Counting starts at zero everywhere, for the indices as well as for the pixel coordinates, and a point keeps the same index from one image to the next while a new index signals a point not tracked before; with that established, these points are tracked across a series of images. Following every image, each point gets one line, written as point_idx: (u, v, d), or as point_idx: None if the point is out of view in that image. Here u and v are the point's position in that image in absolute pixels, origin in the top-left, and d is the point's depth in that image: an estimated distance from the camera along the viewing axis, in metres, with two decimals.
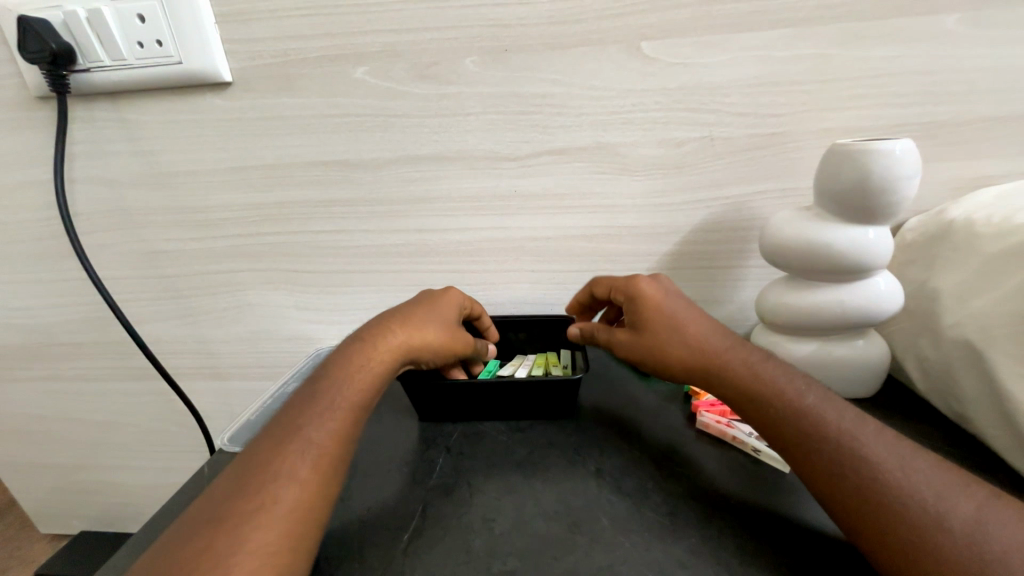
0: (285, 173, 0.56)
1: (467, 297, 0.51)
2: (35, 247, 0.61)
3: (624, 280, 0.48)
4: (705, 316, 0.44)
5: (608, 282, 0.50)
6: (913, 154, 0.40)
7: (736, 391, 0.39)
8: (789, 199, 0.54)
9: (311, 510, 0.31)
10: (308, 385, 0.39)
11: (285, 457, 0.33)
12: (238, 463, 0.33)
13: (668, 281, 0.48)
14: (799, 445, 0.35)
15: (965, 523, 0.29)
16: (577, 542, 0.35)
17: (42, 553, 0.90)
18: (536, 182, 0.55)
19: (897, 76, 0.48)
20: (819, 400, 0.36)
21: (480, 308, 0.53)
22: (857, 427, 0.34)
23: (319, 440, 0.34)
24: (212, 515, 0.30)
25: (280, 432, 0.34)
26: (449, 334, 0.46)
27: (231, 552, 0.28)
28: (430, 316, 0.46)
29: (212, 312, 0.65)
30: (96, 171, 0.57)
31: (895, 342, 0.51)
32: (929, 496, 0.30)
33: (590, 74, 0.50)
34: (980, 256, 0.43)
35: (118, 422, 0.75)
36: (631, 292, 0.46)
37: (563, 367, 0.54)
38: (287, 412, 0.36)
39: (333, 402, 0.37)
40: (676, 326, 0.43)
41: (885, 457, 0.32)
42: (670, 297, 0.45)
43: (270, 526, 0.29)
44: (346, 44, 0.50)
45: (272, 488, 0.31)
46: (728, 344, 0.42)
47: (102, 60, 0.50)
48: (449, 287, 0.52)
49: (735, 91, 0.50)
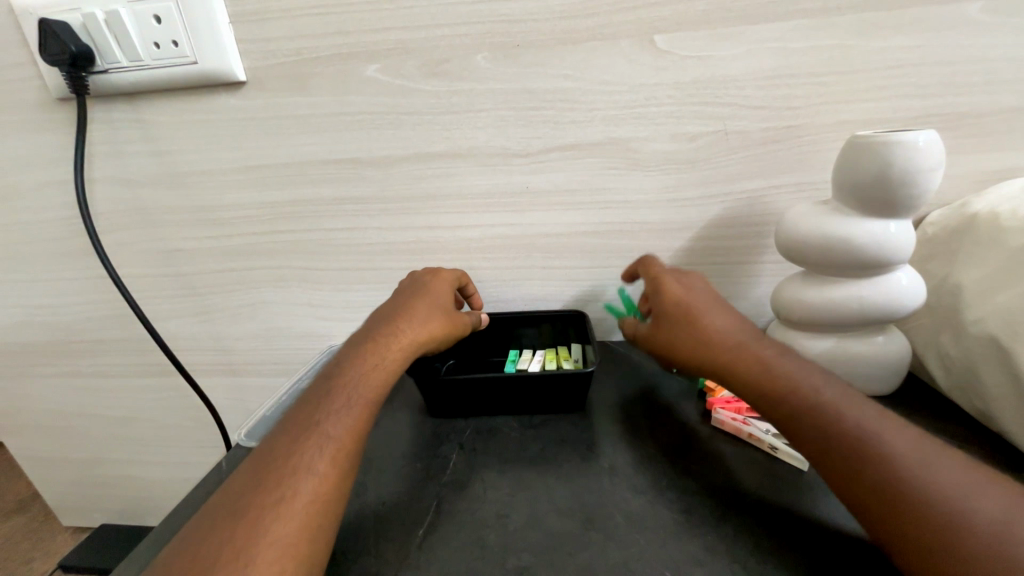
0: (298, 171, 0.57)
1: (455, 275, 0.53)
2: (56, 246, 0.63)
3: (653, 268, 0.50)
4: (728, 311, 0.44)
5: (643, 267, 0.52)
6: (936, 145, 0.39)
7: (749, 389, 0.39)
8: (805, 193, 0.53)
9: (329, 504, 0.32)
10: (321, 381, 0.40)
11: (303, 452, 0.34)
12: (253, 461, 0.34)
13: (696, 275, 0.48)
14: (812, 442, 0.34)
15: (989, 523, 0.28)
16: (592, 538, 0.35)
17: (66, 544, 0.92)
18: (546, 177, 0.55)
19: (917, 67, 0.47)
20: (837, 395, 0.36)
21: (466, 277, 0.55)
22: (875, 424, 0.34)
23: (334, 435, 0.35)
24: (231, 511, 0.31)
25: (295, 428, 0.36)
26: (449, 321, 0.47)
27: (253, 545, 0.29)
28: (431, 307, 0.47)
29: (227, 309, 0.66)
30: (115, 172, 0.58)
31: (916, 338, 0.50)
32: (950, 494, 0.29)
33: (602, 68, 0.50)
34: (1006, 250, 0.42)
35: (136, 418, 0.77)
36: (654, 281, 0.48)
37: (574, 362, 0.53)
38: (300, 407, 0.37)
39: (348, 398, 0.38)
40: (693, 322, 0.43)
41: (904, 455, 0.32)
42: (692, 289, 0.46)
43: (290, 520, 0.31)
44: (358, 42, 0.51)
45: (291, 483, 0.32)
46: (746, 340, 0.41)
47: (119, 61, 0.51)
48: (437, 270, 0.53)
49: (751, 84, 0.49)
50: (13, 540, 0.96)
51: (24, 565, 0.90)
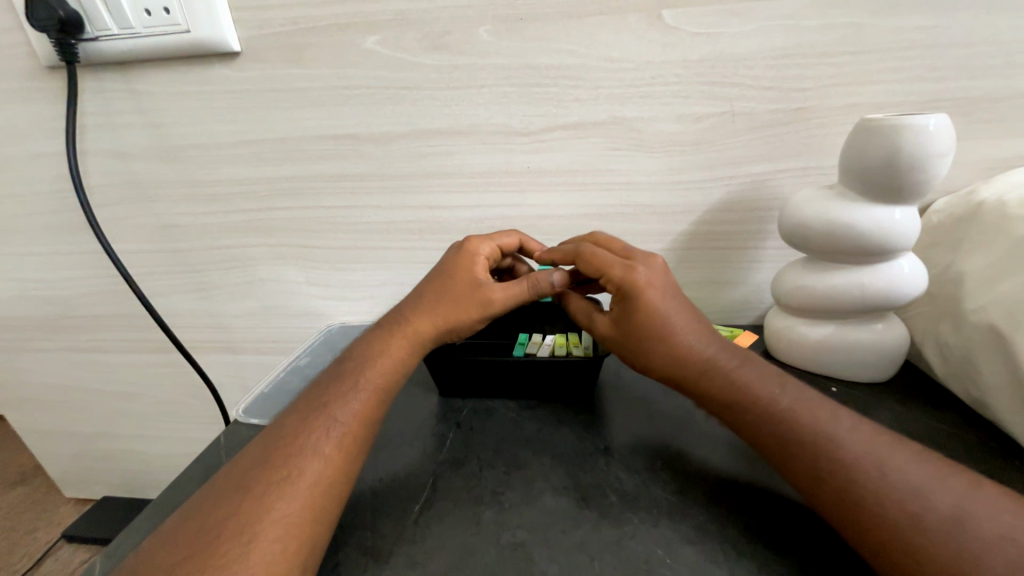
0: (295, 146, 0.56)
1: (490, 244, 0.46)
2: (50, 220, 0.62)
3: (615, 269, 0.41)
4: (694, 314, 0.41)
5: (589, 261, 0.42)
6: (947, 130, 0.38)
7: (716, 402, 0.38)
8: (810, 177, 0.52)
9: (335, 485, 0.33)
10: (337, 368, 0.41)
11: (311, 433, 0.35)
12: (261, 441, 0.35)
13: (660, 265, 0.41)
14: (779, 446, 0.35)
15: (944, 519, 0.29)
16: (586, 516, 0.36)
17: (68, 516, 0.94)
18: (549, 157, 0.54)
19: (932, 48, 0.46)
20: (794, 402, 0.36)
21: (519, 240, 0.48)
22: (836, 424, 0.34)
23: (341, 418, 0.36)
24: (238, 485, 0.32)
25: (306, 411, 0.36)
26: (458, 303, 0.43)
27: (258, 520, 0.29)
28: (435, 297, 0.43)
29: (224, 287, 0.65)
30: (108, 144, 0.57)
31: (915, 326, 0.50)
32: (909, 493, 0.30)
33: (608, 44, 0.48)
34: (1011, 239, 0.41)
35: (135, 393, 0.77)
36: (625, 290, 0.40)
37: (585, 348, 0.49)
38: (311, 395, 0.38)
39: (354, 385, 0.38)
40: (668, 336, 0.39)
41: (864, 454, 0.32)
42: (664, 294, 0.40)
43: (295, 499, 0.31)
44: (357, 13, 0.49)
45: (297, 462, 0.33)
46: (711, 352, 0.39)
47: (109, 28, 0.49)
48: (466, 242, 0.46)
49: (760, 63, 0.48)
50: (18, 511, 0.98)
51: (28, 535, 0.92)
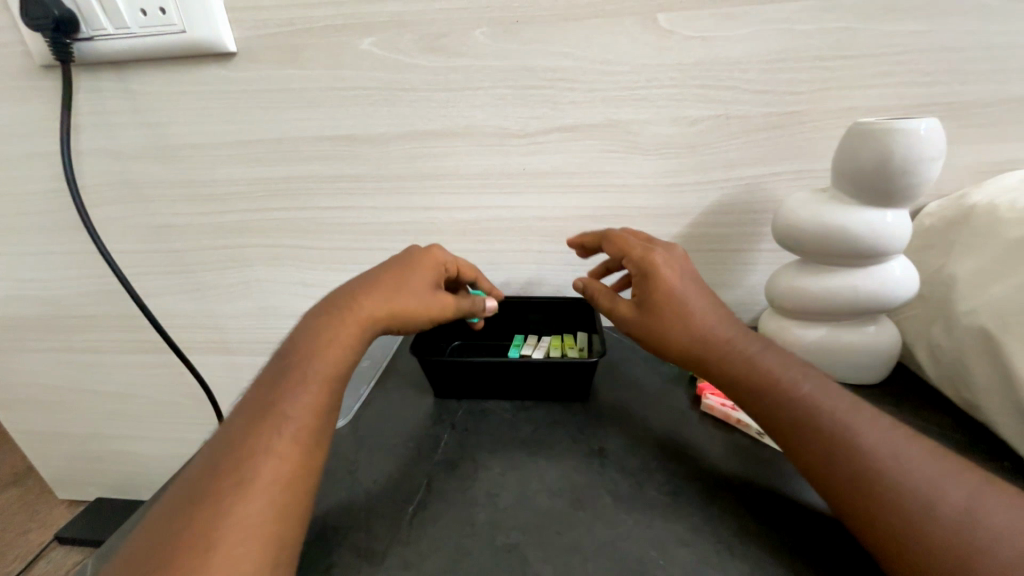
0: (291, 147, 0.56)
1: (452, 259, 0.48)
2: (45, 219, 0.62)
3: (637, 249, 0.43)
4: (713, 298, 0.42)
5: (614, 243, 0.45)
6: (937, 134, 0.39)
7: (735, 383, 0.38)
8: (805, 180, 0.52)
9: (294, 486, 0.32)
10: (278, 359, 0.39)
11: (263, 431, 0.33)
12: (212, 445, 0.34)
13: (681, 252, 0.44)
14: (792, 432, 0.35)
15: (957, 512, 0.29)
16: (581, 517, 0.36)
17: (61, 517, 0.93)
18: (544, 159, 0.54)
19: (924, 53, 0.46)
20: (815, 387, 0.36)
21: (478, 271, 0.51)
22: (851, 417, 0.34)
23: (291, 416, 0.35)
24: (196, 489, 0.31)
25: (256, 406, 0.35)
26: (409, 296, 0.43)
27: (217, 525, 0.29)
28: (387, 286, 0.43)
29: (220, 287, 0.65)
30: (103, 143, 0.57)
31: (908, 328, 0.50)
32: (920, 484, 0.30)
33: (603, 47, 0.49)
34: (1002, 243, 0.42)
35: (130, 394, 0.77)
36: (645, 267, 0.42)
37: (579, 350, 0.51)
38: (258, 390, 0.37)
39: (303, 377, 0.37)
40: (685, 315, 0.40)
41: (877, 445, 0.32)
42: (683, 275, 0.42)
43: (255, 500, 0.31)
44: (353, 14, 0.49)
45: (253, 463, 0.32)
46: (732, 332, 0.40)
47: (105, 28, 0.49)
48: (432, 248, 0.48)
49: (754, 67, 0.48)
50: (10, 512, 0.97)
51: (21, 536, 0.91)
